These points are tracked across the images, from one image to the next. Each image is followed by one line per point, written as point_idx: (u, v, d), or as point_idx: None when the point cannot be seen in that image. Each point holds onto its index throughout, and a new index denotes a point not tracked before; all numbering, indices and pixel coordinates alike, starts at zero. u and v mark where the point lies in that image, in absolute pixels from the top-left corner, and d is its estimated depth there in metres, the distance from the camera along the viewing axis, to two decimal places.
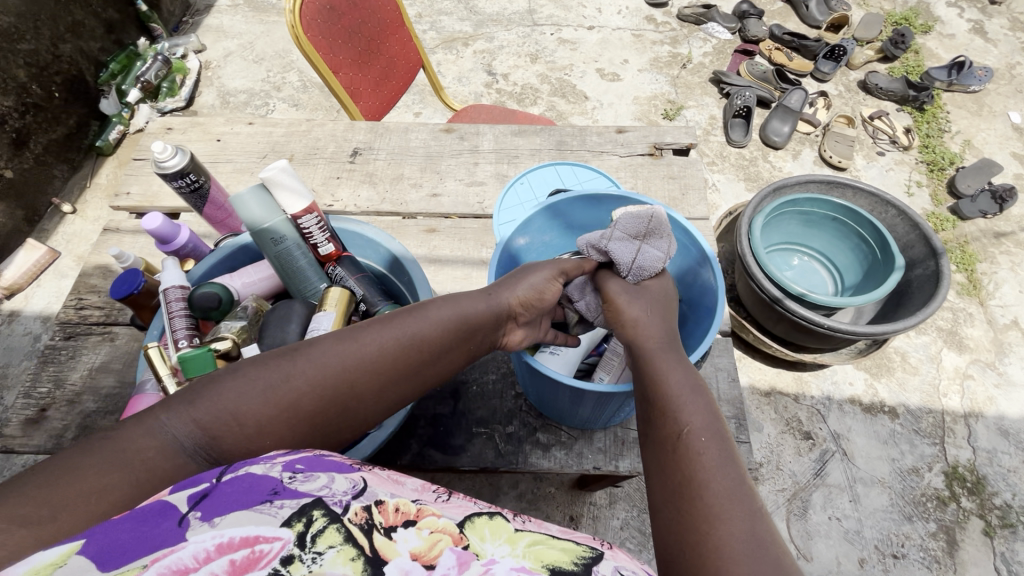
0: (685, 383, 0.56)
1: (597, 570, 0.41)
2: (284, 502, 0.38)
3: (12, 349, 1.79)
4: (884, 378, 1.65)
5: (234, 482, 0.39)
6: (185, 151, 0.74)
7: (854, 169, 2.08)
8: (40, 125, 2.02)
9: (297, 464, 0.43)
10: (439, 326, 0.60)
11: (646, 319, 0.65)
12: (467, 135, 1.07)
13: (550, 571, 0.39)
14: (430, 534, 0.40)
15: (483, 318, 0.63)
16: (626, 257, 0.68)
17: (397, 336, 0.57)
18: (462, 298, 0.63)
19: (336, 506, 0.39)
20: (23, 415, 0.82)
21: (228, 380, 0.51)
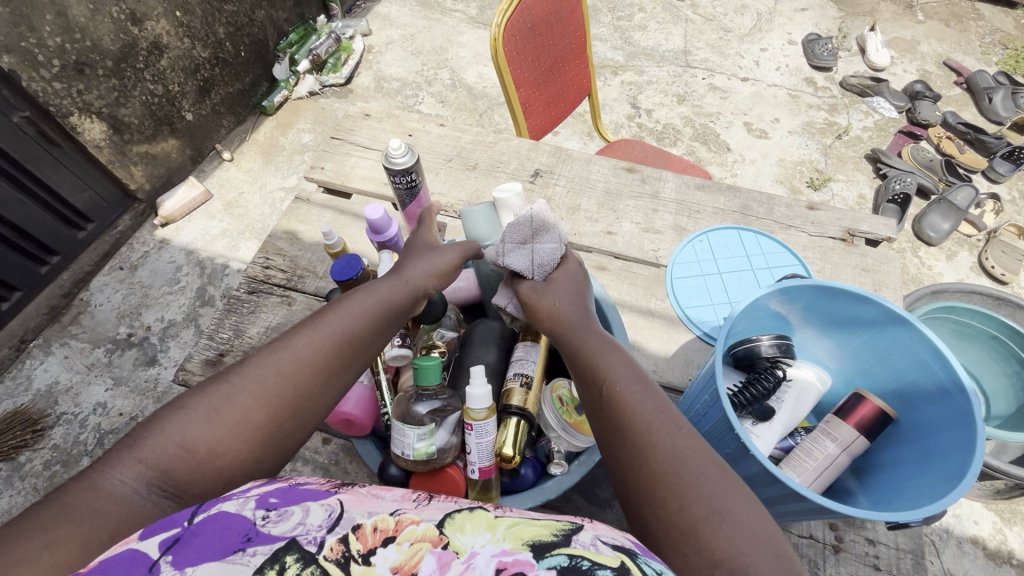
0: (626, 373, 0.55)
1: (576, 539, 0.41)
2: (256, 548, 0.38)
3: (157, 273, 1.97)
4: (1017, 526, 1.47)
5: (203, 526, 0.40)
6: (415, 152, 0.78)
7: (1017, 285, 1.89)
8: (223, 77, 2.22)
9: (271, 497, 0.44)
10: (357, 315, 0.61)
11: (566, 306, 0.65)
12: (649, 179, 1.05)
13: (529, 549, 0.39)
14: (410, 545, 0.40)
15: (397, 303, 0.64)
16: (524, 264, 0.67)
17: (324, 332, 0.59)
18: (375, 291, 0.64)
19: (311, 545, 0.39)
20: (204, 355, 0.88)
21: (168, 419, 0.51)
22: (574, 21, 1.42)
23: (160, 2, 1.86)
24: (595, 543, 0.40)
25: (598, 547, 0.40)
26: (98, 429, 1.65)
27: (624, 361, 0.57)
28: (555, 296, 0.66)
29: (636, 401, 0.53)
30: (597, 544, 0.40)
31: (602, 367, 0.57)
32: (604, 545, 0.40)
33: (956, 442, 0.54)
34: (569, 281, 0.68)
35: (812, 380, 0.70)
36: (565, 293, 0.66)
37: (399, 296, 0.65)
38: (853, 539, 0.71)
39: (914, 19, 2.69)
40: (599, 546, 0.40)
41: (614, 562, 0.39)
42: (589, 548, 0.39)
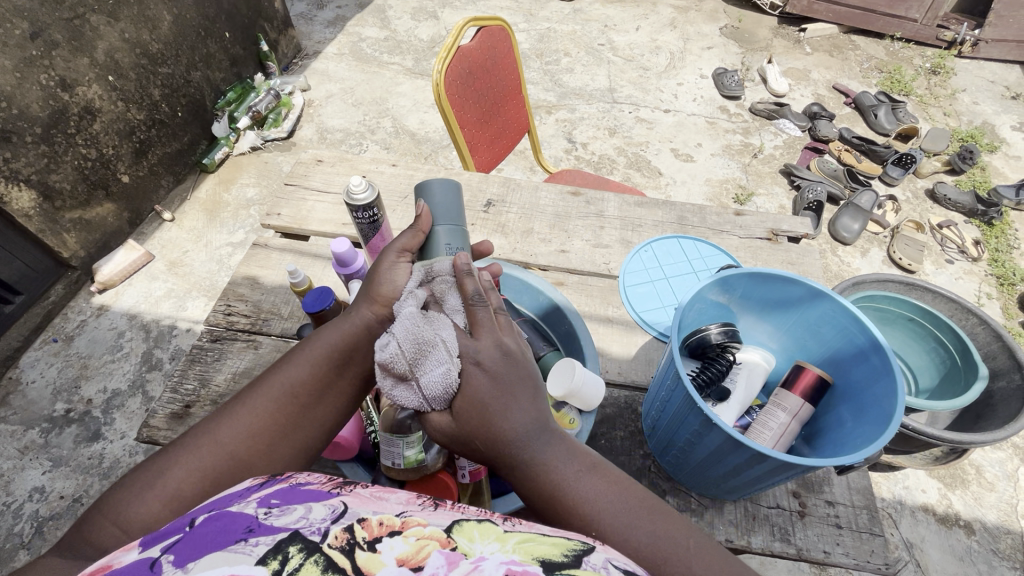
0: (617, 502, 0.52)
1: (588, 560, 0.39)
2: (259, 539, 0.36)
3: (96, 342, 1.87)
4: (959, 490, 1.61)
5: (205, 525, 0.38)
6: (375, 187, 0.83)
7: (922, 273, 2.12)
8: (161, 138, 2.19)
9: (273, 498, 0.42)
10: (298, 372, 0.61)
11: (515, 430, 0.52)
12: (593, 200, 1.14)
13: (540, 564, 0.37)
14: (417, 539, 0.38)
15: (342, 350, 0.63)
16: (414, 398, 0.53)
17: (263, 394, 0.60)
18: (318, 343, 0.63)
19: (314, 535, 0.37)
20: (169, 409, 0.86)
21: (116, 493, 0.54)
22: (508, 65, 1.53)
23: (91, 67, 1.85)
24: (607, 567, 0.39)
25: (609, 571, 0.38)
26: (35, 517, 1.51)
27: (607, 483, 0.54)
28: (502, 414, 0.52)
29: (632, 533, 0.51)
30: (608, 568, 0.38)
31: (585, 500, 0.52)
32: (615, 568, 0.38)
33: (882, 392, 0.63)
34: (510, 373, 0.54)
35: (759, 361, 0.77)
36: (514, 407, 0.53)
37: (348, 338, 0.63)
38: (815, 502, 0.77)
39: (803, 52, 3.05)
40: (609, 570, 0.38)
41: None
42: (599, 573, 0.37)
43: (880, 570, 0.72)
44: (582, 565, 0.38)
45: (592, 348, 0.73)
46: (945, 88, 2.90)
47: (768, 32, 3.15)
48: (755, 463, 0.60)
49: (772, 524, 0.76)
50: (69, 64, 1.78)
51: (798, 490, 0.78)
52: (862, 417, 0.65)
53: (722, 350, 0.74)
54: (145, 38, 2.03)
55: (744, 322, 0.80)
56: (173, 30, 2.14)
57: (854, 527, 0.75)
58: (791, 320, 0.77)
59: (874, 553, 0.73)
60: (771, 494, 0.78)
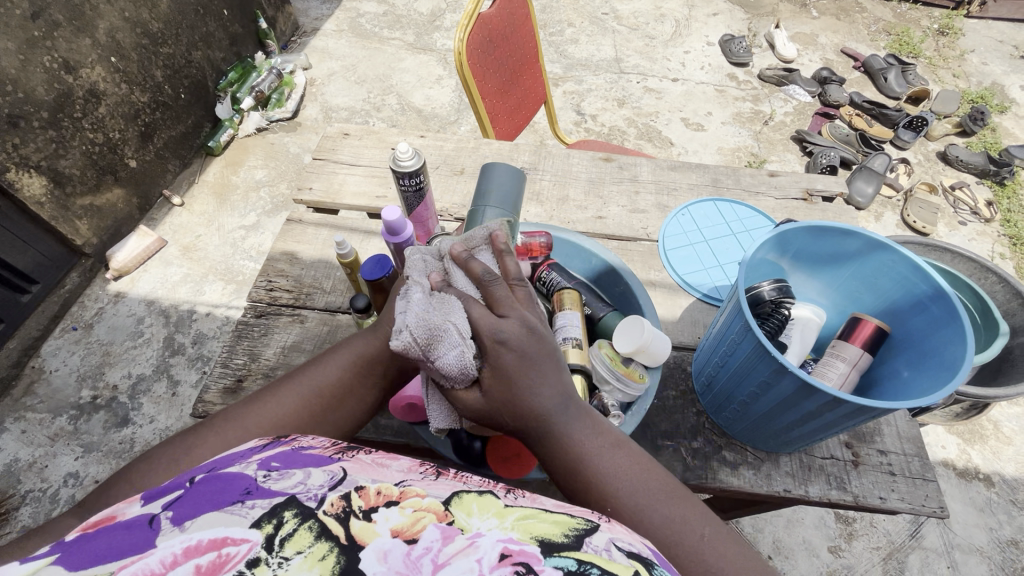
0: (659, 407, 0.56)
1: (590, 541, 0.39)
2: (255, 501, 0.37)
3: (115, 329, 1.86)
4: (977, 445, 1.65)
5: (206, 484, 0.39)
6: (420, 154, 0.82)
7: (936, 235, 2.13)
8: (165, 121, 2.15)
9: (273, 463, 0.44)
10: (333, 370, 0.65)
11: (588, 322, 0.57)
12: (626, 165, 1.13)
13: (538, 544, 0.37)
14: (414, 511, 0.38)
15: (374, 352, 0.67)
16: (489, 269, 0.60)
17: (293, 390, 0.63)
18: (354, 345, 0.68)
19: (311, 501, 0.38)
20: (222, 384, 0.86)
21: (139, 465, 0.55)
22: (526, 33, 1.50)
23: (93, 48, 1.81)
24: (609, 549, 0.39)
25: (612, 554, 0.38)
26: (72, 502, 1.52)
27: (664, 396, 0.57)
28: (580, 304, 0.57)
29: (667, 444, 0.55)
30: (610, 549, 0.38)
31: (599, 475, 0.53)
32: (618, 551, 0.38)
33: (948, 338, 0.64)
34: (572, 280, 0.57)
35: (812, 316, 0.78)
36: None
37: (374, 347, 0.67)
38: (867, 452, 0.79)
39: (810, 15, 3.00)
40: (612, 552, 0.38)
41: (627, 571, 0.36)
42: (600, 554, 0.37)
43: (935, 513, 0.74)
44: (583, 547, 0.38)
45: (651, 307, 0.73)
46: (953, 49, 2.87)
47: None
48: (828, 409, 0.61)
49: (827, 474, 0.77)
50: (71, 45, 1.74)
51: (850, 440, 0.80)
52: (921, 357, 0.67)
53: (778, 305, 0.75)
54: (144, 17, 1.97)
55: (797, 275, 0.80)
56: (172, 8, 2.08)
57: (908, 473, 0.77)
58: (844, 272, 0.77)
59: (929, 497, 0.75)
60: (824, 445, 0.79)
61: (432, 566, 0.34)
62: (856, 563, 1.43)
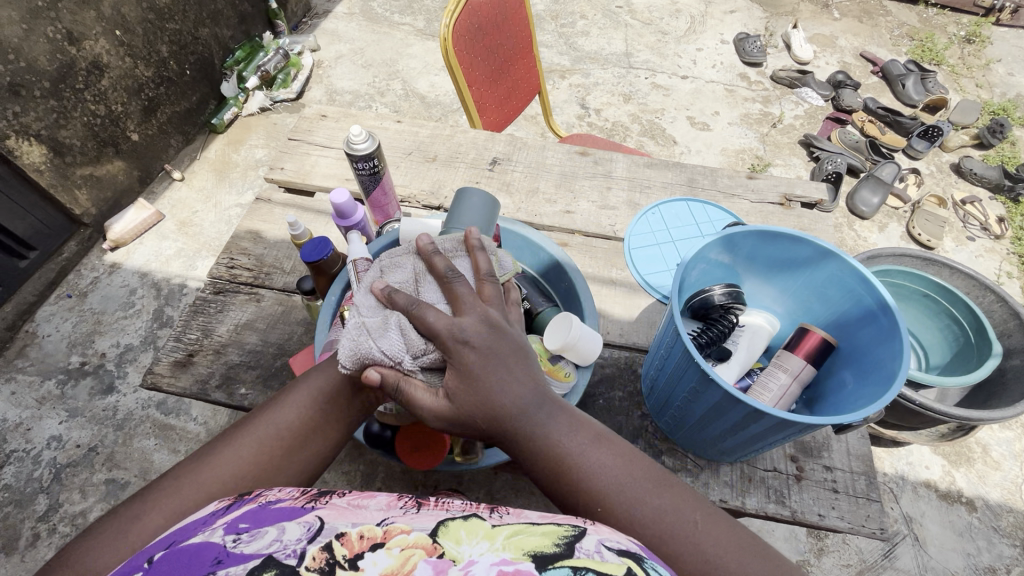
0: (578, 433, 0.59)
1: (580, 546, 0.39)
2: (229, 570, 0.36)
3: (108, 298, 1.90)
4: (963, 467, 1.60)
5: (171, 562, 0.38)
6: (375, 138, 0.81)
7: (942, 250, 2.06)
8: (169, 97, 2.17)
9: (240, 524, 0.42)
10: (292, 411, 0.61)
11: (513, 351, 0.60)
12: (601, 160, 1.11)
13: (530, 559, 0.37)
14: (401, 550, 0.38)
15: (334, 385, 0.63)
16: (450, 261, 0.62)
17: (249, 439, 0.59)
18: (310, 381, 0.63)
19: (290, 558, 0.37)
20: (173, 357, 0.87)
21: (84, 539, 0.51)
22: (520, 23, 1.48)
23: (98, 21, 1.83)
24: (600, 550, 0.39)
25: (604, 555, 0.39)
26: (54, 464, 1.56)
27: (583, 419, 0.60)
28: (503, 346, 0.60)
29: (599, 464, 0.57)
30: (601, 551, 0.39)
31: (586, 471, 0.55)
32: (609, 551, 0.39)
33: (888, 353, 0.61)
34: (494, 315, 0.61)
35: (762, 324, 0.76)
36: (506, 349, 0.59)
37: (333, 382, 0.63)
38: (812, 467, 0.77)
39: (831, 17, 2.90)
40: (604, 553, 0.39)
41: (621, 571, 0.37)
42: (592, 558, 0.38)
43: (874, 534, 0.72)
44: (575, 553, 0.38)
45: (591, 306, 0.72)
46: (979, 57, 2.76)
47: None
48: (754, 420, 0.59)
49: (767, 487, 0.76)
50: (75, 17, 1.76)
51: (796, 453, 0.77)
52: (858, 378, 0.65)
53: (727, 309, 0.72)
54: None
55: (752, 280, 0.78)
56: None
57: (851, 492, 0.75)
58: (798, 280, 0.74)
59: (870, 517, 0.73)
60: (767, 457, 0.77)
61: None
62: None
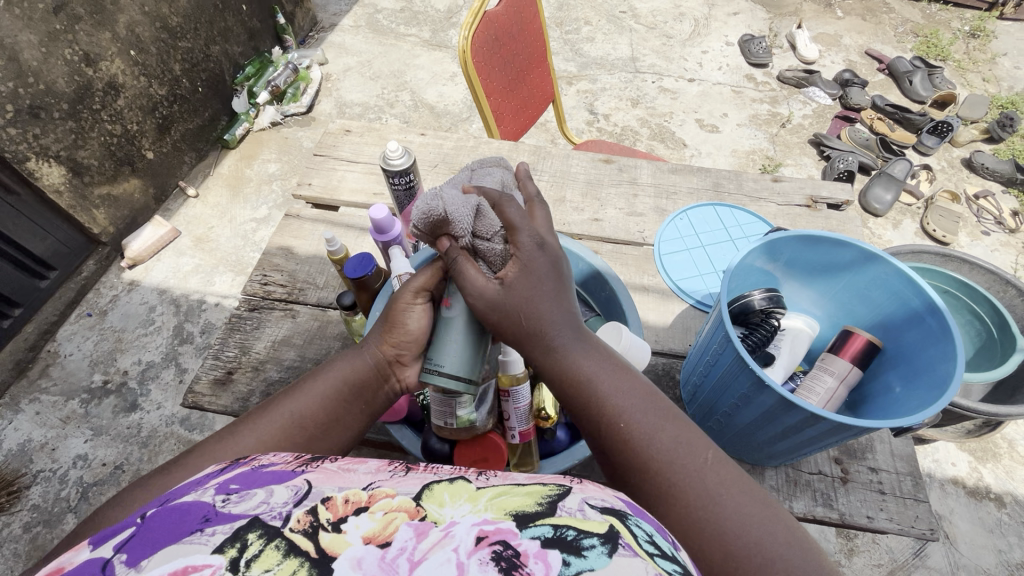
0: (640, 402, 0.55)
1: (563, 505, 0.39)
2: (215, 528, 0.36)
3: (128, 316, 1.91)
4: (990, 463, 1.59)
5: (160, 519, 0.38)
6: (411, 153, 0.82)
7: (957, 245, 2.06)
8: (182, 114, 2.19)
9: (232, 484, 0.42)
10: (318, 396, 0.63)
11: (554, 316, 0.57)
12: (626, 167, 1.12)
13: (512, 518, 0.37)
14: (384, 514, 0.37)
15: (360, 376, 0.65)
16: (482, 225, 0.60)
17: (277, 415, 0.61)
18: (339, 369, 0.65)
19: (275, 519, 0.37)
20: (212, 375, 0.87)
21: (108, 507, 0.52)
22: (534, 32, 1.49)
23: (113, 41, 1.85)
24: (583, 509, 0.39)
25: (586, 513, 0.38)
26: (80, 483, 1.57)
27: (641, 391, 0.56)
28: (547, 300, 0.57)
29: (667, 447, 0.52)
30: (584, 510, 0.39)
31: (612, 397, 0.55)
32: (592, 510, 0.39)
33: (939, 355, 0.62)
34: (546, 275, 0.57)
35: (803, 326, 0.76)
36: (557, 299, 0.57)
37: (361, 372, 0.65)
38: (857, 469, 0.77)
39: (835, 16, 2.91)
40: (586, 512, 0.38)
41: (601, 528, 0.37)
42: (575, 517, 0.37)
43: (924, 536, 0.72)
44: (557, 512, 0.38)
45: (634, 315, 0.73)
46: (984, 51, 2.76)
47: None
48: (810, 424, 0.59)
49: (813, 490, 0.75)
50: (92, 38, 1.78)
51: (840, 456, 0.77)
52: (905, 387, 0.65)
53: (766, 315, 0.73)
54: (164, 11, 2.01)
55: (791, 283, 0.78)
56: (191, 3, 2.12)
57: (898, 492, 0.75)
58: (838, 282, 0.75)
59: (918, 518, 0.73)
60: (812, 460, 0.77)
61: (408, 566, 0.33)
62: None
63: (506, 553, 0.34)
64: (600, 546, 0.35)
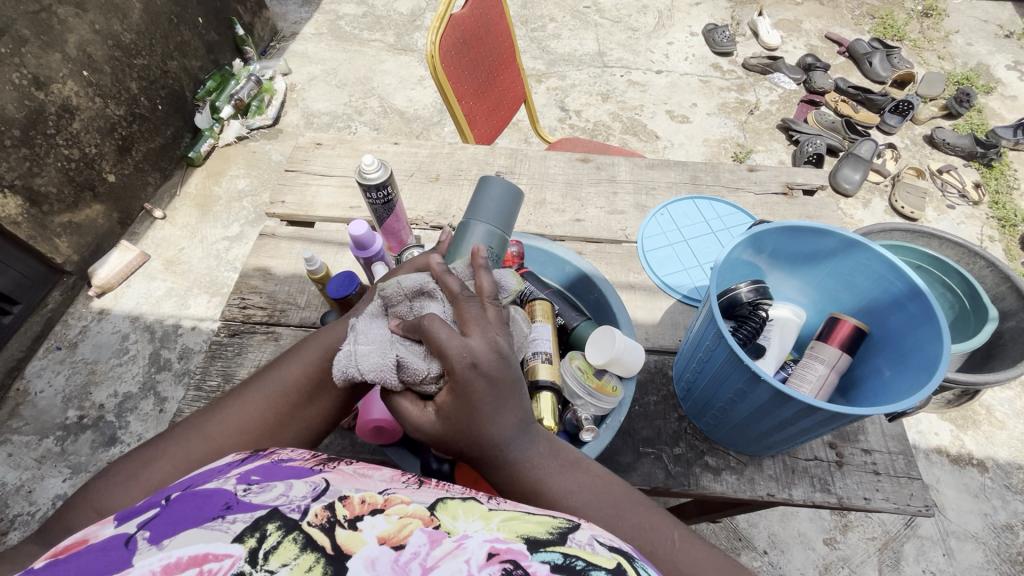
0: (582, 490, 0.53)
1: (573, 537, 0.38)
2: (237, 515, 0.35)
3: (100, 346, 1.84)
4: (970, 431, 1.64)
5: (183, 501, 0.37)
6: (387, 165, 0.80)
7: (925, 220, 2.12)
8: (143, 133, 2.12)
9: (252, 476, 0.41)
10: (298, 368, 0.62)
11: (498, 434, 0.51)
12: (604, 165, 1.11)
13: (524, 541, 0.36)
14: (399, 517, 0.36)
15: (338, 346, 0.63)
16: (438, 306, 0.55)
17: (260, 389, 0.61)
18: (319, 340, 0.64)
19: (294, 513, 0.36)
20: (195, 407, 0.84)
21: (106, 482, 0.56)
22: (502, 33, 1.48)
23: (64, 63, 1.78)
24: (592, 543, 0.37)
25: (595, 548, 0.37)
26: None
27: (584, 478, 0.54)
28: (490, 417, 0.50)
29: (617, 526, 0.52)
30: (594, 544, 0.37)
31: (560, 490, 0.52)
32: (600, 545, 0.37)
33: (925, 337, 0.63)
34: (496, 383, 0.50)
35: (790, 316, 0.77)
36: (500, 412, 0.50)
37: (339, 340, 0.63)
38: (852, 452, 0.78)
39: (793, 1, 2.97)
40: (596, 546, 0.37)
41: (611, 564, 0.36)
42: (585, 548, 0.36)
43: (920, 512, 0.73)
44: (568, 542, 0.37)
45: (625, 315, 0.72)
46: (937, 30, 2.85)
47: None
48: (806, 415, 0.60)
49: (811, 476, 0.76)
50: (40, 61, 1.70)
51: (834, 440, 0.78)
52: (893, 370, 0.66)
53: (755, 307, 0.72)
54: (116, 28, 1.94)
55: (776, 272, 0.78)
56: (144, 19, 2.05)
57: (892, 472, 0.76)
58: (822, 270, 0.76)
59: (914, 496, 0.74)
60: (808, 446, 0.78)
61: (421, 570, 0.32)
62: (851, 555, 1.43)
63: (516, 573, 0.33)
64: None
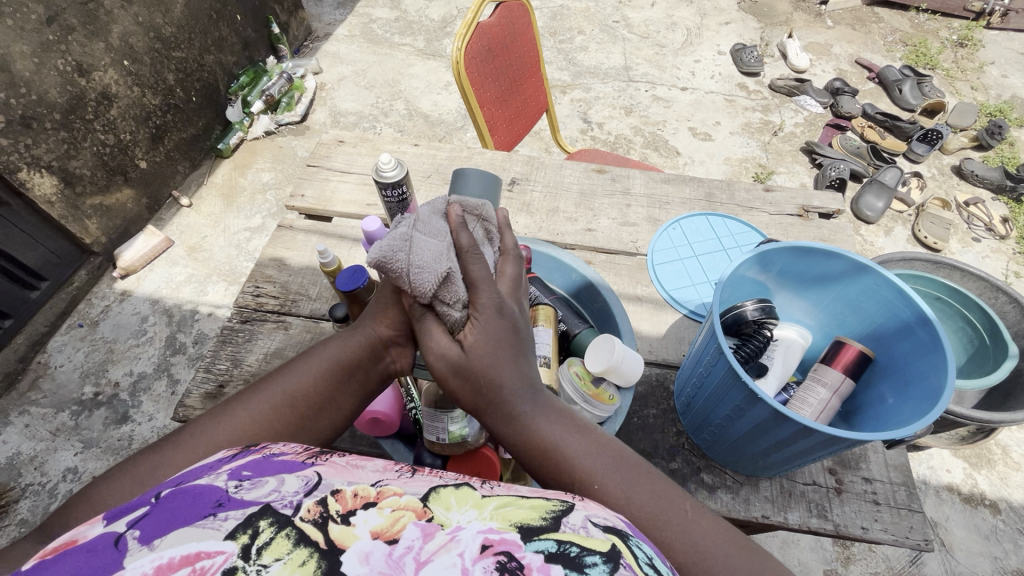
0: None
1: (567, 520, 0.38)
2: (228, 513, 0.35)
3: (120, 327, 1.90)
4: (984, 470, 1.59)
5: (173, 500, 0.37)
6: (403, 165, 0.81)
7: (949, 251, 2.08)
8: (176, 123, 2.19)
9: (243, 471, 0.41)
10: (310, 377, 0.63)
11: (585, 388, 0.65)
12: (619, 177, 1.12)
13: (518, 530, 0.36)
14: (393, 511, 0.37)
15: (353, 356, 0.64)
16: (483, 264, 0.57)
17: (266, 396, 0.61)
18: (331, 350, 0.65)
19: (285, 509, 0.36)
20: (203, 389, 0.86)
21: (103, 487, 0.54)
22: (528, 41, 1.50)
23: (107, 52, 1.85)
24: (586, 525, 0.38)
25: (589, 530, 0.38)
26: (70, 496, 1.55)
27: None
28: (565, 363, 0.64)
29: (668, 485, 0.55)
30: (587, 526, 0.38)
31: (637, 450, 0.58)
32: (594, 527, 0.38)
33: (930, 366, 0.62)
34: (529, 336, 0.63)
35: (797, 337, 0.76)
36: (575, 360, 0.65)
37: (351, 352, 0.65)
38: (851, 479, 0.77)
39: (825, 25, 2.95)
40: (590, 528, 0.38)
41: (605, 546, 0.36)
42: (578, 532, 0.37)
43: (919, 546, 0.71)
44: (561, 527, 0.37)
45: (626, 327, 0.73)
46: (972, 60, 2.80)
47: (789, 5, 3.04)
48: (801, 437, 0.59)
49: (808, 501, 0.75)
50: (85, 49, 1.78)
51: (834, 466, 0.77)
52: (891, 397, 0.66)
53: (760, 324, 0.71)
54: (158, 21, 2.01)
55: (786, 292, 0.78)
56: (185, 14, 2.12)
57: (892, 503, 0.75)
58: (833, 292, 0.75)
59: (913, 529, 0.72)
60: (806, 471, 0.77)
61: (414, 566, 0.32)
62: None
63: (510, 564, 0.33)
64: (603, 564, 0.34)
